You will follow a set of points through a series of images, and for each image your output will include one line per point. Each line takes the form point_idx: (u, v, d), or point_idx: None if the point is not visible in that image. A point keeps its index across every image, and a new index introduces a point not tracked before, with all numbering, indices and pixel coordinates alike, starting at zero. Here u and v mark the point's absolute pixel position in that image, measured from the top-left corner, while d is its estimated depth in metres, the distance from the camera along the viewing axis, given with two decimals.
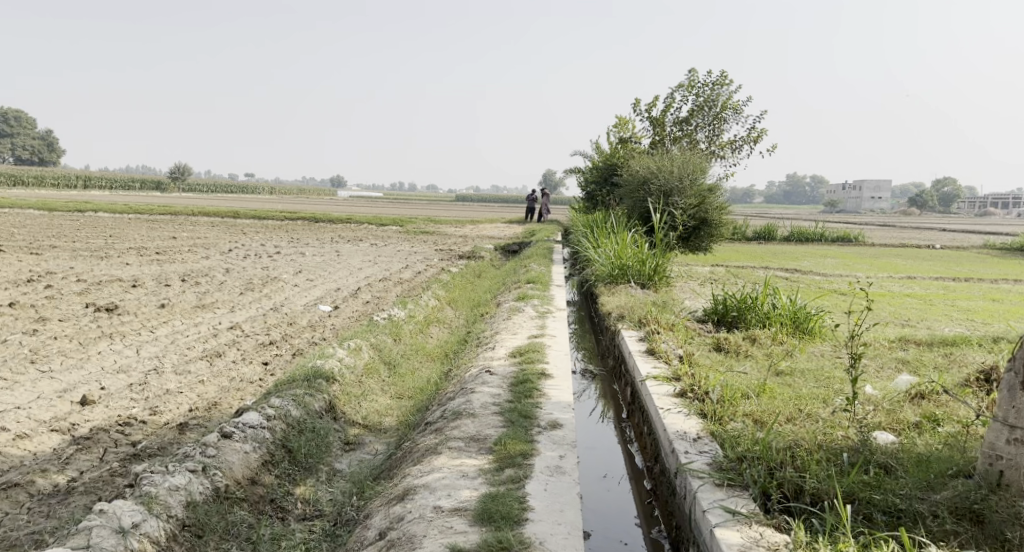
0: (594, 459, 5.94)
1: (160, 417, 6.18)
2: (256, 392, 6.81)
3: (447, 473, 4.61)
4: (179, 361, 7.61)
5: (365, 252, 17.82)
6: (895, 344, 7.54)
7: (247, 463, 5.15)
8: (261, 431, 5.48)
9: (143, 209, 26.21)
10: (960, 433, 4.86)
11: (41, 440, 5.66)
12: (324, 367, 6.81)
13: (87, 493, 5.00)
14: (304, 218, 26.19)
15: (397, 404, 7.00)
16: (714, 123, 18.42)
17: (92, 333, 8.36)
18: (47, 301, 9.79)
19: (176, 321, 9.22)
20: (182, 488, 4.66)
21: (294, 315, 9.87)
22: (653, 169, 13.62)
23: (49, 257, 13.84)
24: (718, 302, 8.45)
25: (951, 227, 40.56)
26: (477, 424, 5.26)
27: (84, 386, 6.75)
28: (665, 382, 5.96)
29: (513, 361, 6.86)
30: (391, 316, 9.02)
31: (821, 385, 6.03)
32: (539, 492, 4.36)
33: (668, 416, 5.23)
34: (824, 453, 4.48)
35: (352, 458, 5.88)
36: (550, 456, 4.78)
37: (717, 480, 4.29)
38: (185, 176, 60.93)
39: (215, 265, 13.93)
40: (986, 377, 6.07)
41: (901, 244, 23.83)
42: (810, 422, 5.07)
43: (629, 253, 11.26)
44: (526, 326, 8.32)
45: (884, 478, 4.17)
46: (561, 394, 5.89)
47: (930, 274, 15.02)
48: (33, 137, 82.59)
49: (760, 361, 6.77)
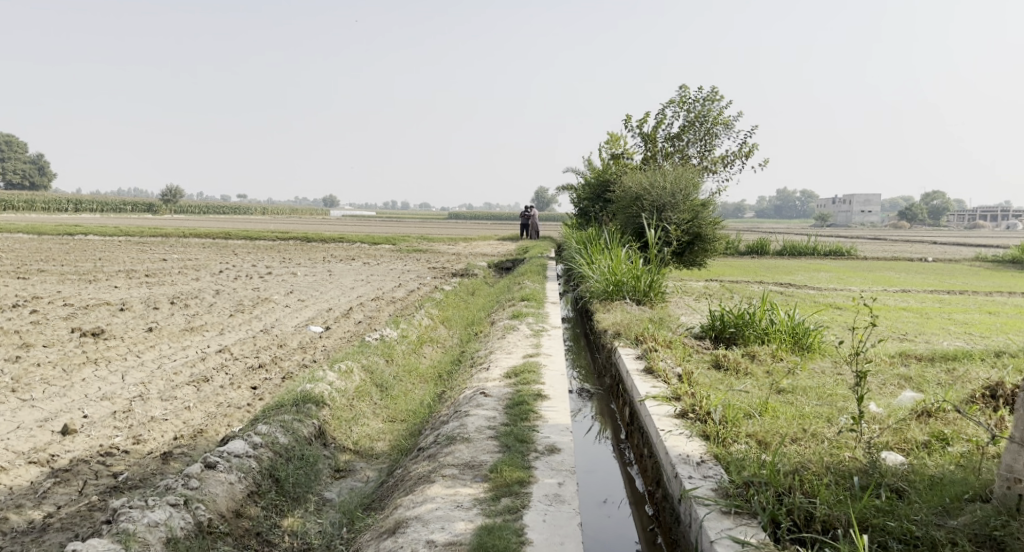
0: (592, 483, 5.74)
1: (143, 446, 5.97)
2: (244, 418, 6.58)
3: (440, 504, 4.41)
4: (166, 386, 7.40)
5: (358, 271, 17.60)
6: (896, 360, 7.37)
7: (232, 495, 4.95)
8: (247, 460, 5.28)
9: (133, 231, 25.95)
10: (971, 453, 4.69)
11: (18, 473, 5.44)
12: (313, 391, 6.60)
13: (63, 530, 4.79)
14: (296, 238, 26.03)
15: (389, 428, 6.80)
16: (705, 138, 18.35)
17: (76, 359, 8.13)
18: (31, 327, 9.58)
19: (163, 345, 9.00)
20: (161, 524, 4.45)
21: (284, 337, 9.65)
22: (646, 185, 13.51)
23: (35, 282, 13.61)
24: (716, 319, 8.29)
25: (938, 239, 40.91)
26: (472, 450, 5.07)
27: (65, 415, 6.52)
28: (665, 403, 5.79)
29: (509, 382, 6.66)
30: (383, 336, 8.83)
31: (824, 403, 5.87)
32: (538, 524, 4.16)
33: (669, 439, 5.06)
34: (833, 477, 4.32)
35: (342, 487, 5.67)
36: (549, 483, 4.59)
37: (724, 507, 4.11)
38: (177, 198, 61.01)
39: (205, 287, 13.70)
40: (991, 393, 5.91)
41: (894, 256, 23.80)
42: (816, 443, 4.91)
43: (624, 269, 11.12)
44: (521, 345, 8.13)
45: (897, 504, 4.02)
46: (559, 416, 5.70)
47: (925, 287, 14.91)
48: (23, 162, 82.78)
49: (760, 380, 6.58)
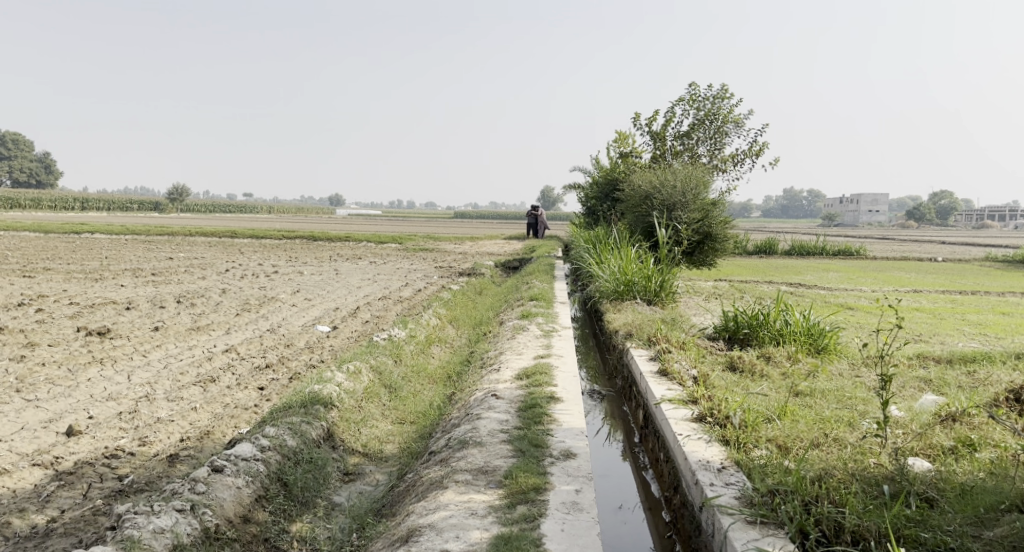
0: (607, 487, 5.61)
1: (149, 448, 5.87)
2: (251, 420, 6.46)
3: (454, 512, 4.29)
4: (172, 387, 7.29)
5: (364, 270, 17.47)
6: (915, 362, 7.22)
7: (239, 500, 4.84)
8: (254, 464, 5.16)
9: (138, 229, 25.88)
10: (1000, 459, 4.53)
11: (22, 476, 5.34)
12: (321, 392, 6.47)
13: (67, 535, 4.68)
14: (301, 236, 25.94)
15: (399, 430, 6.69)
16: (715, 137, 18.18)
17: (81, 359, 8.04)
18: (37, 326, 9.50)
19: (169, 345, 8.89)
20: (167, 530, 4.33)
21: (291, 337, 9.56)
22: (655, 184, 13.35)
23: (42, 280, 13.54)
24: (730, 319, 8.15)
25: (946, 239, 40.52)
26: (485, 455, 4.94)
27: (70, 415, 6.42)
28: (681, 406, 5.65)
29: (520, 384, 6.53)
30: (391, 336, 8.68)
31: (844, 407, 5.72)
32: (556, 534, 4.04)
33: (688, 443, 4.93)
34: (860, 485, 4.19)
35: (352, 491, 5.55)
36: (565, 490, 4.46)
37: (749, 517, 4.00)
38: (184, 197, 61.11)
39: (212, 286, 13.61)
40: (1015, 397, 5.76)
41: (902, 256, 23.56)
42: (838, 448, 4.77)
43: (634, 269, 10.99)
44: (531, 346, 8.02)
45: (929, 513, 3.90)
46: (573, 420, 5.57)
47: (935, 288, 14.74)
48: (31, 160, 83.13)
49: (778, 382, 6.44)
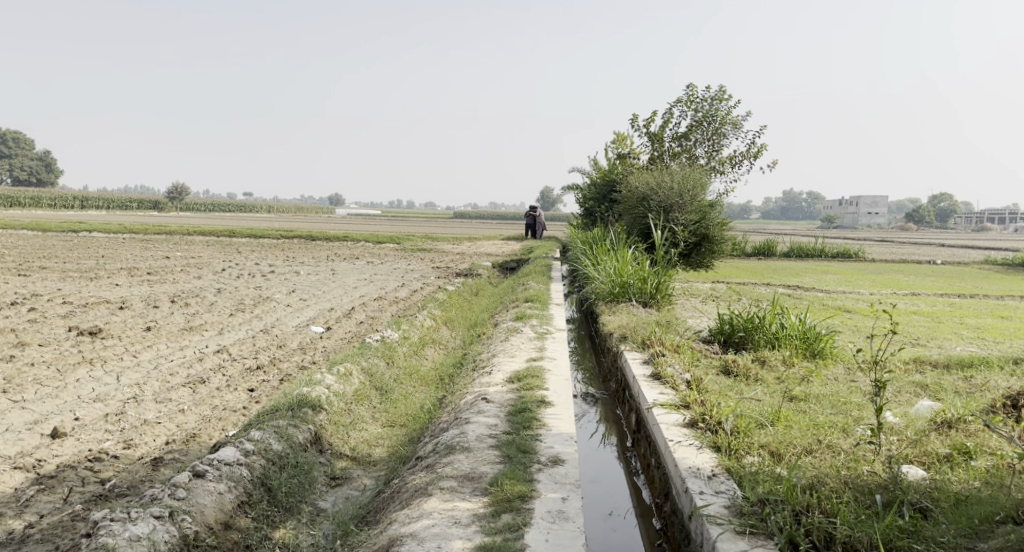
0: (598, 493, 5.52)
1: (134, 450, 5.78)
2: (239, 422, 6.37)
3: (437, 520, 4.20)
4: (161, 388, 7.20)
5: (362, 270, 17.38)
6: (911, 366, 7.13)
7: (221, 505, 4.75)
8: (238, 468, 5.07)
9: (137, 228, 25.80)
10: (996, 468, 4.44)
11: (3, 479, 5.25)
12: (310, 394, 6.38)
13: (44, 542, 4.59)
14: (299, 236, 25.83)
15: (388, 433, 6.61)
16: (713, 138, 18.10)
17: (70, 359, 7.94)
18: (29, 325, 9.41)
19: (161, 345, 8.80)
20: (144, 538, 4.24)
21: (284, 338, 9.47)
22: (652, 185, 13.25)
23: (37, 279, 13.44)
24: (725, 322, 8.08)
25: (942, 242, 40.42)
26: (471, 460, 4.85)
27: (56, 417, 6.32)
28: (673, 411, 5.57)
29: (511, 387, 6.45)
30: (384, 337, 8.60)
31: (839, 412, 5.64)
32: (540, 543, 3.95)
33: (678, 450, 4.84)
34: (852, 494, 4.11)
35: (338, 496, 5.47)
36: (552, 498, 4.37)
37: (738, 527, 3.91)
38: (183, 196, 61.00)
39: (207, 285, 13.52)
40: (1012, 403, 5.68)
41: (900, 260, 23.44)
42: (831, 454, 4.68)
43: (630, 270, 10.90)
44: (524, 348, 7.94)
45: (921, 524, 3.82)
46: (563, 425, 5.48)
47: (933, 291, 14.63)
48: (31, 158, 83.05)
49: (772, 386, 6.36)
